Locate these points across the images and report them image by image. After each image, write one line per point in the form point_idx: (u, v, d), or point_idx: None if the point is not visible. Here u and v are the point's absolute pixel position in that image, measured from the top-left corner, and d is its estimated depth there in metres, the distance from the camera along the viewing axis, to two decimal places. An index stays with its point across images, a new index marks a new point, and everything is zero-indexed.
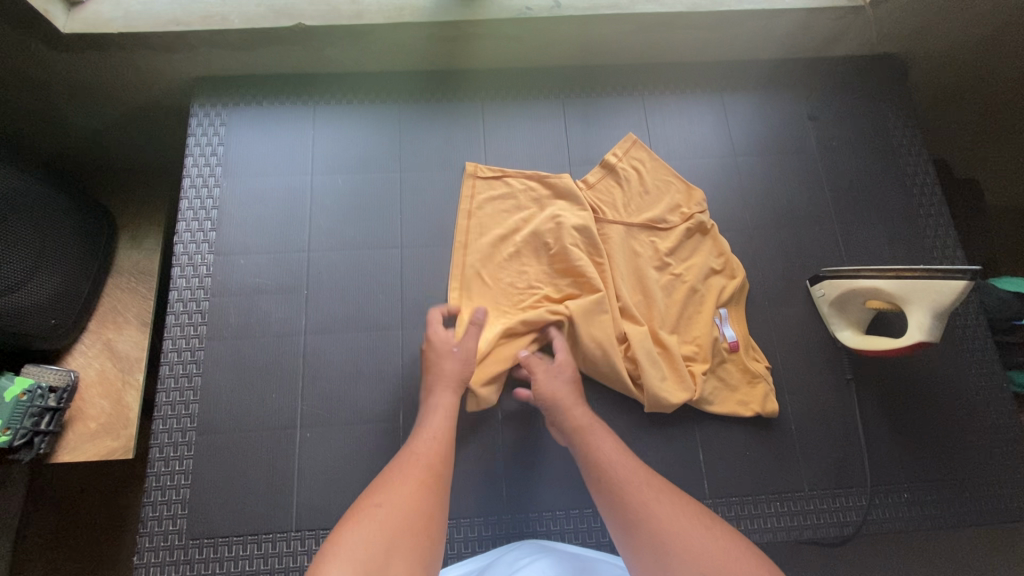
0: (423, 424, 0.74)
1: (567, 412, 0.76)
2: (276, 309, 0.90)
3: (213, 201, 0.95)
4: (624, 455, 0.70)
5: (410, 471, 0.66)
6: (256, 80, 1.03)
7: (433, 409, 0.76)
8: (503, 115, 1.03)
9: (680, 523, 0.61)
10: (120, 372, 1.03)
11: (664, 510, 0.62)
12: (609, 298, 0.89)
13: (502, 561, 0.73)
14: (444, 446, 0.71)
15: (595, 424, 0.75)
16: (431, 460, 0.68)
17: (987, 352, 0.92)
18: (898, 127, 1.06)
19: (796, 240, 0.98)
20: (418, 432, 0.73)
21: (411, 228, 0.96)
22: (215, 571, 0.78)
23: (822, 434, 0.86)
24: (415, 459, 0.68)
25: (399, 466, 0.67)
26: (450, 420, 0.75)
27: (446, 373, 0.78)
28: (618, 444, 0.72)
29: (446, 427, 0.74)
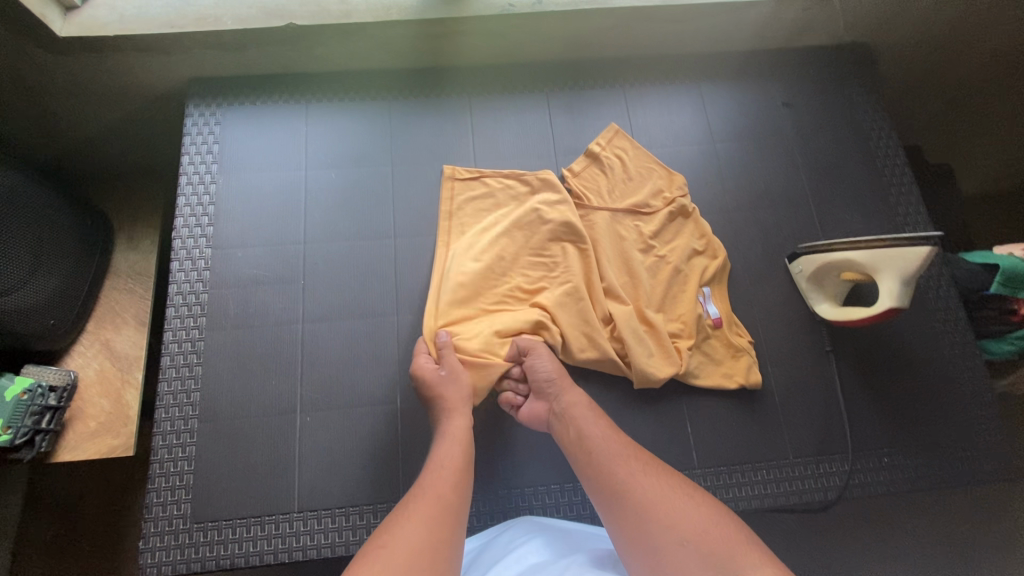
0: (437, 452, 0.71)
1: (565, 390, 0.80)
2: (273, 299, 0.93)
3: (209, 197, 0.98)
4: (611, 434, 0.73)
5: (422, 507, 0.62)
6: (249, 81, 1.06)
7: (447, 436, 0.74)
8: (490, 108, 1.06)
9: (664, 495, 0.63)
10: (119, 372, 1.04)
11: (650, 483, 0.65)
12: (580, 287, 0.91)
13: (500, 540, 0.75)
14: (456, 478, 0.67)
15: (586, 408, 0.77)
16: (443, 492, 0.65)
17: (959, 320, 0.95)
18: (868, 112, 1.11)
19: (774, 221, 1.02)
20: (428, 463, 0.70)
21: (403, 219, 0.98)
22: (219, 553, 0.80)
23: (804, 403, 0.90)
24: (426, 493, 0.64)
25: (409, 502, 0.63)
26: (462, 449, 0.72)
27: (457, 397, 0.79)
28: (605, 424, 0.75)
29: (459, 458, 0.71)
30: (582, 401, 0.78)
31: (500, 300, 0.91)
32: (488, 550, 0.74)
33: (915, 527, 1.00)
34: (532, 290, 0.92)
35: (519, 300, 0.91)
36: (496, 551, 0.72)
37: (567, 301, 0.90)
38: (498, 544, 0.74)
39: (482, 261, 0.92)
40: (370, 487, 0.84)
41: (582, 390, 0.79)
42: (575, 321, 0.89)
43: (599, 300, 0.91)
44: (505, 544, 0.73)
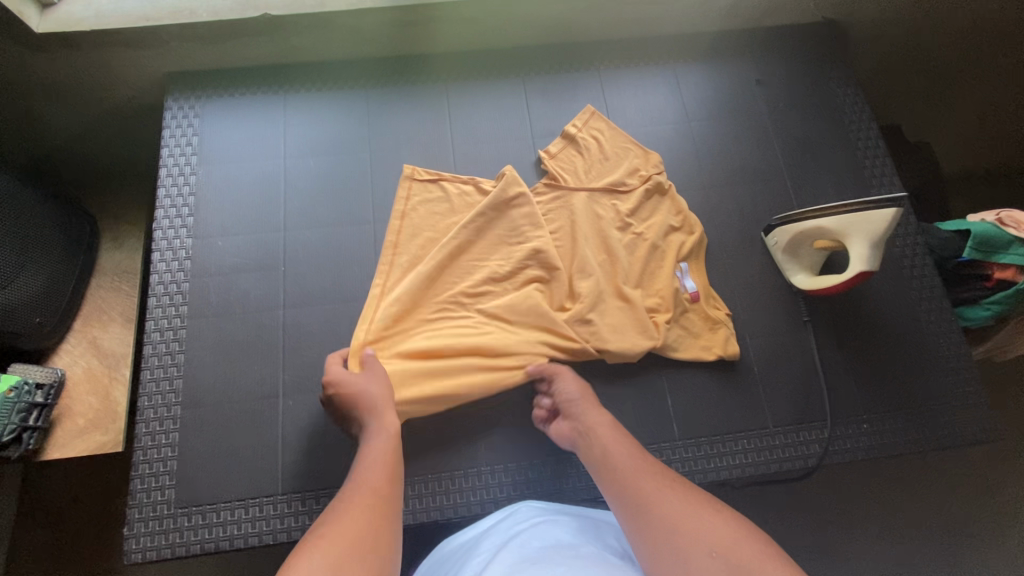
0: (371, 445, 0.71)
1: (587, 412, 0.79)
2: (253, 285, 0.93)
3: (189, 188, 0.98)
4: (634, 453, 0.71)
5: (360, 499, 0.61)
6: (227, 73, 1.07)
7: (381, 430, 0.74)
8: (467, 93, 1.07)
9: (688, 508, 0.60)
10: (106, 368, 1.05)
11: (674, 497, 0.62)
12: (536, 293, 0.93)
13: (505, 527, 0.71)
14: (392, 470, 0.67)
15: (611, 427, 0.76)
16: (380, 484, 0.64)
17: (934, 289, 0.96)
18: (841, 86, 1.12)
19: (750, 196, 1.03)
20: (361, 459, 0.68)
21: (381, 203, 0.99)
22: (204, 536, 0.80)
23: (784, 373, 0.91)
24: (365, 486, 0.63)
25: (351, 494, 0.62)
26: (393, 443, 0.72)
27: (382, 395, 0.79)
28: (629, 444, 0.73)
29: (392, 450, 0.70)
30: (605, 420, 0.77)
31: (442, 306, 0.92)
32: (493, 535, 0.70)
33: (898, 494, 1.01)
34: (474, 296, 0.93)
35: (460, 307, 0.93)
36: (503, 534, 0.69)
37: (514, 306, 0.92)
38: (503, 530, 0.70)
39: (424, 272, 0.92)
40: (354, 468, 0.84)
41: (603, 409, 0.78)
42: (531, 319, 0.91)
43: (559, 288, 0.94)
44: (511, 530, 0.69)
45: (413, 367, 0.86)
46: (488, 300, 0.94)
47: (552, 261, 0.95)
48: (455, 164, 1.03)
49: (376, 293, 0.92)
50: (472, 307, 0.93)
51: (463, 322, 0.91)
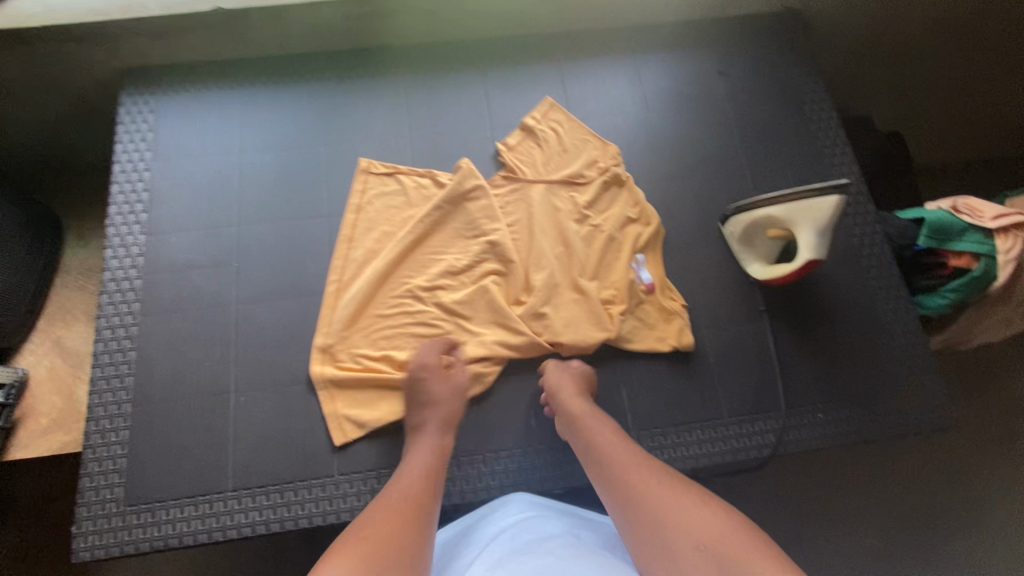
0: (412, 457, 0.74)
1: (569, 401, 0.79)
2: (206, 281, 0.92)
3: (142, 184, 0.97)
4: (620, 441, 0.72)
5: (394, 503, 0.63)
6: (182, 69, 1.05)
7: (424, 443, 0.77)
8: (425, 85, 1.06)
9: (675, 501, 0.61)
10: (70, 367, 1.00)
11: (664, 489, 0.63)
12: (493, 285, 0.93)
13: (491, 520, 0.70)
14: (429, 479, 0.69)
15: (592, 415, 0.77)
16: (419, 493, 0.66)
17: (891, 278, 0.97)
18: (803, 76, 1.11)
19: (708, 187, 1.02)
20: (402, 470, 0.71)
21: (336, 197, 0.98)
22: (153, 534, 0.80)
23: (739, 363, 0.90)
24: (402, 491, 0.66)
25: (384, 498, 0.64)
26: (436, 454, 0.75)
27: (450, 400, 0.82)
28: (616, 432, 0.74)
29: (433, 460, 0.73)
30: (590, 407, 0.78)
31: (398, 301, 0.92)
32: (486, 522, 0.71)
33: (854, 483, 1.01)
34: (431, 290, 0.92)
35: (418, 302, 0.92)
36: (491, 529, 0.68)
37: (470, 301, 0.92)
38: (496, 518, 0.71)
39: (379, 269, 0.92)
40: (305, 464, 0.84)
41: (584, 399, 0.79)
42: (487, 314, 0.91)
43: (516, 281, 0.94)
44: (503, 519, 0.70)
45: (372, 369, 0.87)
46: (445, 292, 0.93)
47: (508, 253, 0.94)
48: (412, 156, 1.01)
49: (332, 289, 0.92)
50: (429, 301, 0.92)
51: (420, 318, 0.91)
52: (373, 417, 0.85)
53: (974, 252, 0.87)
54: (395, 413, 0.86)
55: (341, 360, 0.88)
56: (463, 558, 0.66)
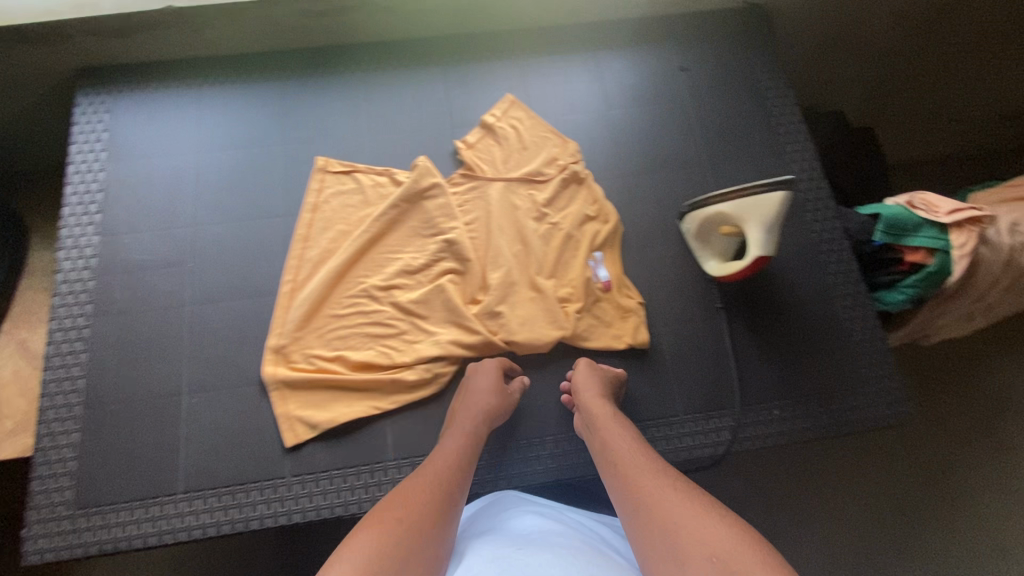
0: (442, 444, 0.73)
1: (590, 403, 0.77)
2: (160, 283, 0.92)
3: (97, 185, 0.96)
4: (636, 445, 0.69)
5: (421, 488, 0.63)
6: (138, 68, 1.03)
7: (460, 432, 0.74)
8: (384, 82, 1.05)
9: (689, 511, 0.56)
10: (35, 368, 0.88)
11: (676, 496, 0.58)
12: (449, 285, 0.92)
13: (495, 517, 0.70)
14: (460, 465, 0.69)
15: (610, 416, 0.74)
16: (448, 479, 0.66)
17: (850, 274, 0.97)
18: (765, 71, 1.11)
19: (668, 184, 1.02)
20: (434, 456, 0.70)
21: (293, 196, 0.97)
22: (102, 537, 0.79)
23: (695, 361, 0.91)
24: (430, 478, 0.65)
25: (411, 484, 0.64)
26: (471, 440, 0.73)
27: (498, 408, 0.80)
28: (634, 435, 0.71)
29: (465, 446, 0.72)
30: (606, 407, 0.76)
31: (354, 300, 0.91)
32: (489, 516, 0.71)
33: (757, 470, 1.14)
34: (386, 289, 0.92)
35: (373, 301, 0.91)
36: (493, 524, 0.68)
37: (425, 300, 0.91)
38: (499, 514, 0.71)
39: (334, 269, 0.91)
40: (257, 465, 0.84)
41: (607, 403, 0.76)
42: (442, 312, 0.91)
43: (473, 281, 0.93)
44: (506, 515, 0.70)
45: (324, 371, 0.87)
46: (400, 291, 0.92)
47: (465, 252, 0.93)
48: (369, 154, 1.01)
49: (287, 290, 0.91)
50: (384, 300, 0.91)
51: (375, 318, 0.90)
52: (325, 418, 0.85)
53: (929, 247, 0.86)
54: (347, 413, 0.86)
55: (295, 361, 0.88)
56: (466, 544, 0.65)
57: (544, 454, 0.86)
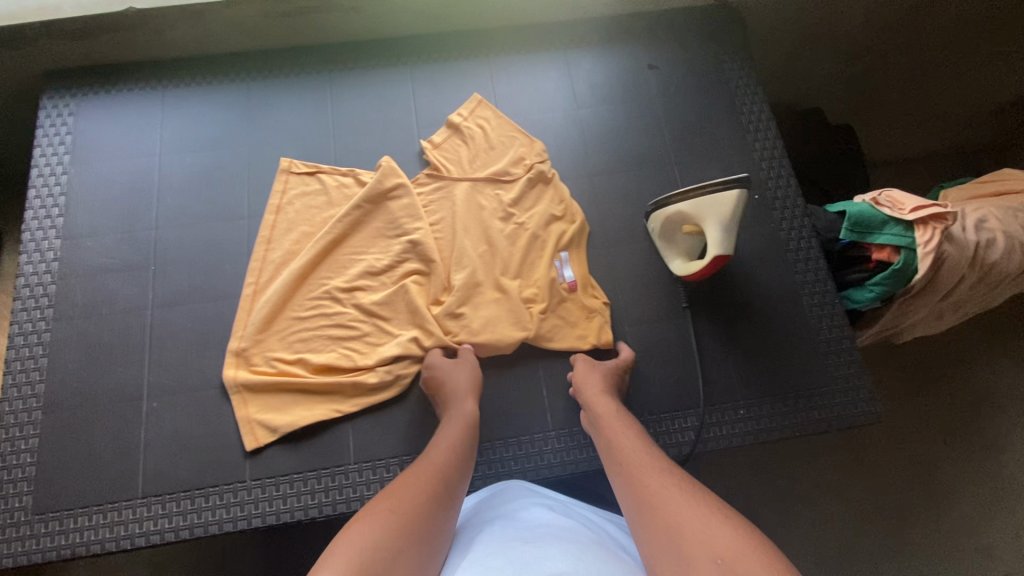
0: (442, 432, 0.73)
1: (592, 400, 0.78)
2: (122, 286, 0.91)
3: (60, 188, 0.96)
4: (644, 447, 0.67)
5: (421, 476, 0.63)
6: (102, 70, 1.03)
7: (456, 417, 0.76)
8: (350, 83, 1.04)
9: (692, 507, 0.55)
10: None
11: (683, 500, 0.56)
12: (413, 286, 0.92)
13: (500, 510, 0.69)
14: (460, 458, 0.69)
15: (615, 414, 0.74)
16: (450, 470, 0.66)
17: (819, 272, 0.96)
18: (735, 68, 1.10)
19: (635, 183, 1.01)
20: (430, 446, 0.70)
21: (258, 198, 0.97)
22: (59, 542, 0.79)
23: (660, 361, 0.90)
24: (432, 468, 0.65)
25: (412, 473, 0.64)
26: (467, 427, 0.74)
27: (466, 383, 0.81)
28: (643, 439, 0.69)
29: (462, 439, 0.72)
30: (613, 409, 0.76)
31: (317, 302, 0.90)
32: (494, 510, 0.69)
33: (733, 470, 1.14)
34: (349, 290, 0.91)
35: (336, 303, 0.91)
36: (500, 517, 0.67)
37: (388, 302, 0.91)
38: (504, 507, 0.69)
39: (297, 270, 0.91)
40: (217, 470, 0.83)
41: (610, 400, 0.77)
42: (406, 314, 0.90)
43: (438, 281, 0.92)
44: (512, 509, 0.68)
45: (285, 374, 0.87)
46: (364, 292, 0.91)
47: (430, 252, 0.93)
48: (335, 155, 1.00)
49: (250, 292, 0.90)
50: (348, 301, 0.91)
51: (338, 319, 0.90)
52: (285, 421, 0.84)
53: (894, 244, 0.86)
54: (309, 416, 0.85)
55: (256, 364, 0.87)
56: (470, 537, 0.63)
57: (507, 457, 0.85)
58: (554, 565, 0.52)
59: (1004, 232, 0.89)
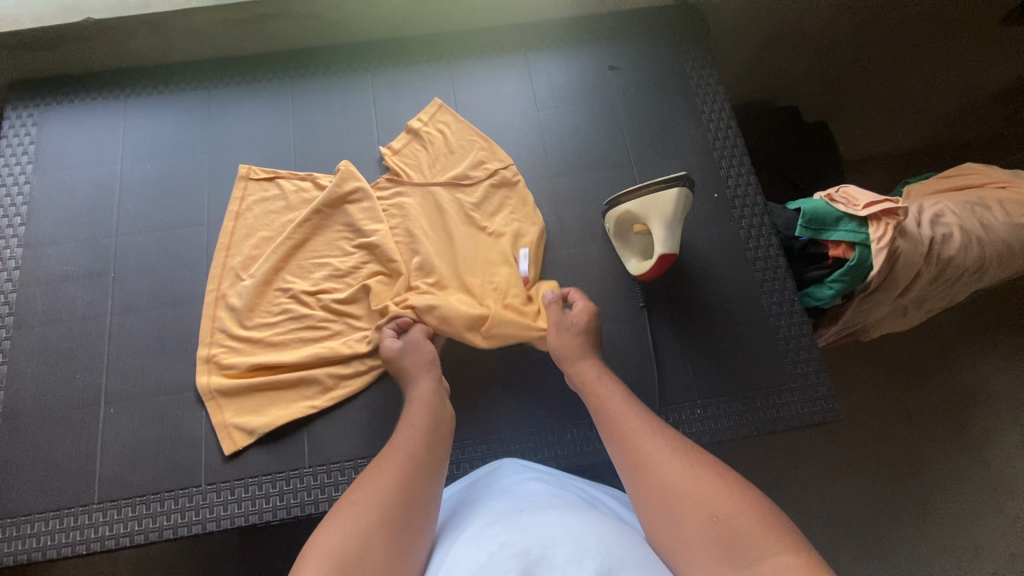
0: (407, 414, 0.72)
1: (575, 363, 0.80)
2: (82, 292, 0.92)
3: (23, 197, 0.97)
4: (632, 409, 0.69)
5: (389, 463, 0.62)
6: (67, 79, 1.04)
7: (416, 398, 0.75)
8: (311, 89, 1.05)
9: (689, 470, 0.57)
10: None
11: (677, 460, 0.59)
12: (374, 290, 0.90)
13: (494, 486, 0.68)
14: (427, 436, 0.67)
15: (604, 378, 0.75)
16: (416, 451, 0.64)
17: (777, 270, 0.95)
18: (696, 67, 1.10)
19: (595, 183, 1.01)
20: (398, 430, 0.69)
21: (218, 204, 0.98)
22: (14, 548, 0.79)
23: (618, 360, 0.90)
24: (398, 453, 0.64)
25: (381, 460, 0.63)
26: (433, 404, 0.73)
27: (419, 362, 0.81)
28: (630, 401, 0.71)
29: (428, 418, 0.70)
30: (598, 372, 0.77)
31: (283, 306, 0.91)
32: (485, 490, 0.68)
33: None
34: (315, 293, 0.91)
35: (303, 306, 0.91)
36: (496, 490, 0.66)
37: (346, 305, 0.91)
38: (494, 486, 0.68)
39: (258, 275, 0.91)
40: (173, 474, 0.83)
41: (592, 362, 0.79)
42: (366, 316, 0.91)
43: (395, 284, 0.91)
44: (502, 486, 0.66)
45: (248, 382, 0.86)
46: (333, 294, 0.92)
47: (388, 255, 0.93)
48: (295, 161, 1.01)
49: (211, 298, 0.91)
50: (315, 304, 0.91)
51: (298, 324, 0.90)
52: (261, 422, 0.84)
53: (849, 241, 0.85)
54: (281, 418, 0.85)
55: (225, 367, 0.87)
56: (469, 513, 0.62)
57: (463, 459, 0.85)
58: (553, 527, 0.51)
59: (960, 227, 0.89)
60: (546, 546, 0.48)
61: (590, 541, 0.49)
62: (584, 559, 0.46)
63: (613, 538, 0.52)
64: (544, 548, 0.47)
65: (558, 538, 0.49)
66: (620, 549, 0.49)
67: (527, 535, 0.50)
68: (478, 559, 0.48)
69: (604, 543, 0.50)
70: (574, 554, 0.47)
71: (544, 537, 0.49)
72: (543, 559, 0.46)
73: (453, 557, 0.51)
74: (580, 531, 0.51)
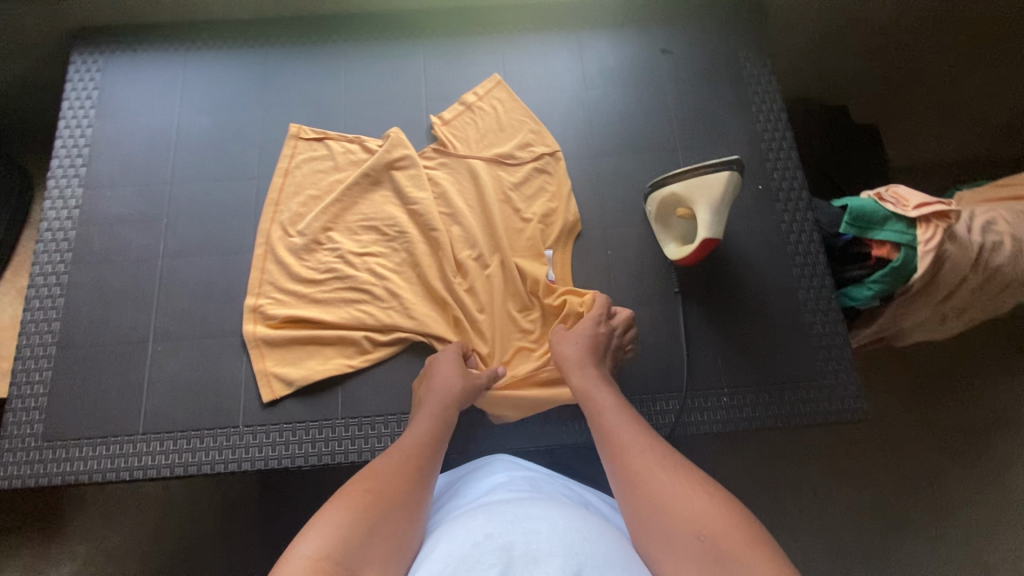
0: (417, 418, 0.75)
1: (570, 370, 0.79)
2: (136, 234, 0.96)
3: (85, 140, 1.01)
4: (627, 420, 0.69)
5: (395, 458, 0.66)
6: (131, 28, 1.07)
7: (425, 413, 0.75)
8: (363, 54, 1.06)
9: (679, 485, 0.58)
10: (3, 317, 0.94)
11: (668, 476, 0.59)
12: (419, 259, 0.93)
13: (480, 481, 0.70)
14: (433, 440, 0.70)
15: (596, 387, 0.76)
16: (421, 452, 0.68)
17: (817, 266, 0.94)
18: (749, 56, 1.08)
19: (638, 165, 1.01)
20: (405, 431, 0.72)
21: (268, 159, 1.00)
22: (63, 469, 0.83)
23: (648, 343, 0.91)
24: (402, 451, 0.67)
25: (385, 456, 0.66)
26: (446, 405, 0.76)
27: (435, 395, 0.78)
28: (626, 412, 0.71)
29: (436, 422, 0.73)
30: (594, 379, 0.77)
31: (325, 264, 0.93)
32: (474, 484, 0.70)
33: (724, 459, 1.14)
34: (360, 254, 0.94)
35: (347, 266, 0.93)
36: (483, 485, 0.68)
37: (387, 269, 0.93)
38: (485, 479, 0.69)
39: (305, 232, 0.94)
40: (212, 413, 0.87)
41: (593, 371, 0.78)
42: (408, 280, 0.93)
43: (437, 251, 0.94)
44: (488, 480, 0.68)
45: (291, 333, 0.89)
46: (375, 257, 0.94)
47: (430, 222, 0.94)
48: (344, 123, 1.03)
49: (260, 250, 0.94)
50: (357, 264, 0.93)
51: (340, 282, 0.92)
52: (303, 370, 0.88)
53: (894, 241, 0.84)
54: (322, 369, 0.88)
55: (270, 318, 0.90)
56: (456, 508, 0.65)
57: (489, 424, 0.87)
58: (538, 522, 0.53)
59: (1012, 236, 0.87)
60: (530, 540, 0.50)
61: (575, 536, 0.51)
62: (565, 550, 0.49)
63: (594, 535, 0.54)
64: (528, 542, 0.50)
65: (543, 532, 0.51)
66: (601, 547, 0.52)
67: (512, 530, 0.51)
68: (464, 551, 0.50)
69: (587, 540, 0.52)
70: (558, 547, 0.49)
71: (529, 530, 0.51)
72: (527, 552, 0.48)
73: (439, 547, 0.54)
74: (565, 525, 0.53)
